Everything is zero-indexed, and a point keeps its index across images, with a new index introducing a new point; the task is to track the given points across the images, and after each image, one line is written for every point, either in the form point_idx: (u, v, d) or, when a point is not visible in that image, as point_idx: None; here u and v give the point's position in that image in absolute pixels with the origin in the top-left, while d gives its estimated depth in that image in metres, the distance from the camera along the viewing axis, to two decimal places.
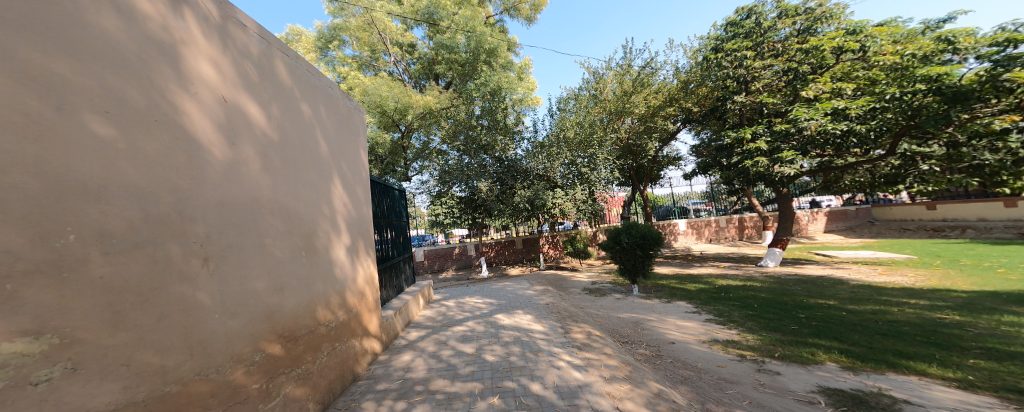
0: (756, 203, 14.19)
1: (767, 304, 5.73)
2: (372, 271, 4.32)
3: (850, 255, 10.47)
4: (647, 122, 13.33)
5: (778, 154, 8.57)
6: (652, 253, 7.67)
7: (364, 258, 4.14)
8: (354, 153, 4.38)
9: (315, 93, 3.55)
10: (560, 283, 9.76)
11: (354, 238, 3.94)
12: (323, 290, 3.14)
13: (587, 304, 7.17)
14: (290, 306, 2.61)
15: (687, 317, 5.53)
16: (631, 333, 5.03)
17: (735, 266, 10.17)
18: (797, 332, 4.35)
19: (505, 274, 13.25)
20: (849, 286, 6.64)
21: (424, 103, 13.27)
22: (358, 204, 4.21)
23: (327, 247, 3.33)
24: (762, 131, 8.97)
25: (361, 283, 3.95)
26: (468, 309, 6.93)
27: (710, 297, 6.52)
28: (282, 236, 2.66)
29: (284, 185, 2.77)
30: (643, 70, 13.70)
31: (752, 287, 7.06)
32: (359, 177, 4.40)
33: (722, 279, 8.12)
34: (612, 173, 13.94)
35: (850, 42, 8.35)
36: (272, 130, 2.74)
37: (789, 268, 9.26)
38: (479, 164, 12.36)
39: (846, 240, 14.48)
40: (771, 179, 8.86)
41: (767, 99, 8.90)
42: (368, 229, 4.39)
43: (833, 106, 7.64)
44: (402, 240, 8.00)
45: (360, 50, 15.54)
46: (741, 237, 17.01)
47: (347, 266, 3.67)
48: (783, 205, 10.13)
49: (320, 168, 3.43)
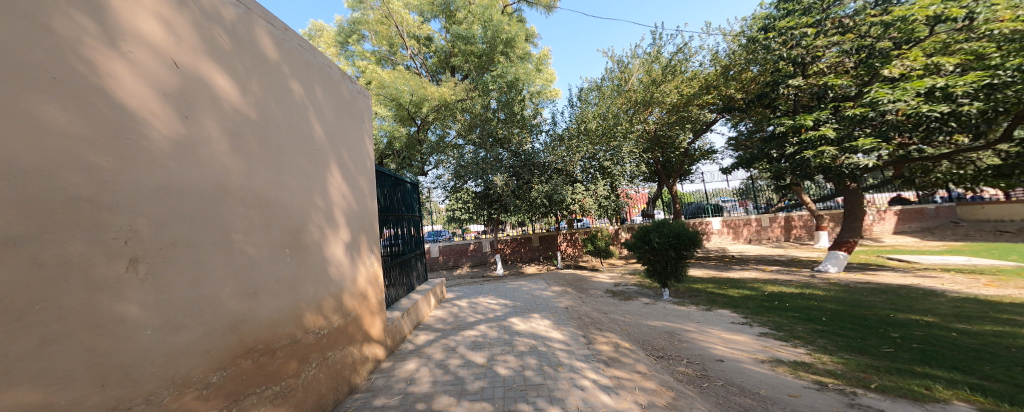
0: (808, 200, 13.05)
1: (839, 319, 4.98)
2: (376, 270, 3.87)
3: (933, 261, 9.35)
4: (679, 112, 12.45)
5: (851, 142, 7.84)
6: (685, 255, 6.93)
7: (368, 255, 3.72)
8: (358, 140, 3.94)
9: (308, 71, 3.06)
10: (580, 284, 9.16)
11: (354, 234, 3.46)
12: (316, 293, 2.73)
13: (611, 308, 6.55)
14: (267, 314, 2.19)
15: (735, 329, 4.87)
16: (666, 346, 4.43)
17: (784, 271, 9.19)
18: (894, 357, 3.68)
19: (521, 272, 12.76)
20: (945, 299, 5.76)
21: (440, 94, 12.86)
22: (362, 195, 3.78)
23: (322, 243, 2.90)
24: (826, 118, 8.27)
25: (364, 283, 3.53)
26: (481, 311, 6.45)
27: (760, 307, 5.75)
28: (259, 231, 2.22)
29: (262, 171, 2.32)
30: (674, 57, 12.84)
31: (813, 296, 6.23)
32: (363, 167, 3.96)
33: (768, 285, 7.29)
34: (638, 168, 13.11)
35: (952, 8, 7.24)
36: (249, 107, 2.29)
37: (858, 275, 8.25)
38: (496, 158, 11.86)
39: (921, 243, 13.11)
40: (838, 172, 8.11)
41: (834, 81, 8.28)
42: (372, 225, 3.96)
43: (927, 85, 6.83)
44: (415, 235, 7.60)
45: (378, 44, 15.35)
46: (786, 238, 15.70)
47: (347, 265, 3.25)
48: (852, 203, 9.21)
49: (315, 155, 2.99)
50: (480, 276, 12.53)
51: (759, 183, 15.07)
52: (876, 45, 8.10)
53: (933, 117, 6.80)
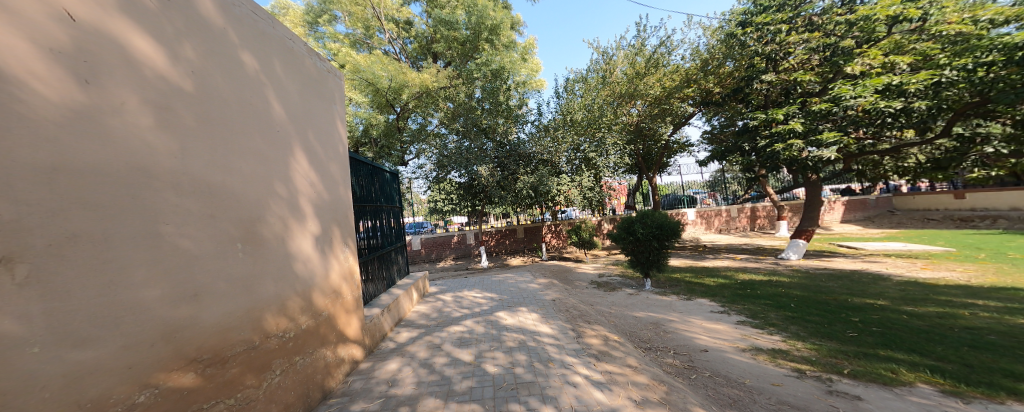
0: (772, 192, 13.59)
1: (804, 304, 5.05)
2: (351, 265, 3.62)
3: (876, 247, 9.80)
4: (660, 104, 12.49)
5: (817, 136, 7.93)
6: (668, 245, 6.99)
7: (341, 249, 3.47)
8: (327, 124, 3.63)
9: (263, 42, 2.73)
10: (564, 276, 9.14)
11: (324, 226, 3.19)
12: (277, 291, 2.47)
13: (597, 300, 6.52)
14: (215, 318, 1.93)
15: (714, 318, 4.83)
16: (652, 337, 4.40)
17: (753, 259, 9.46)
18: (859, 341, 3.72)
19: (505, 264, 12.65)
20: (893, 283, 5.98)
21: (421, 81, 12.24)
22: (332, 184, 3.50)
23: (284, 236, 2.63)
24: (794, 112, 8.30)
25: (336, 279, 3.29)
26: (466, 305, 6.28)
27: (735, 294, 5.83)
28: (201, 223, 1.93)
29: (202, 153, 2.02)
30: (658, 49, 12.86)
31: (779, 283, 6.36)
32: (334, 153, 3.66)
33: (743, 274, 7.46)
34: (622, 160, 13.14)
35: (910, 9, 7.40)
36: (182, 78, 1.97)
37: (816, 261, 8.62)
38: (480, 148, 11.56)
39: (864, 231, 13.86)
40: (802, 164, 8.27)
41: (803, 77, 8.30)
42: (345, 216, 3.69)
43: (886, 82, 6.95)
44: (394, 227, 7.28)
45: (354, 27, 14.56)
46: (751, 227, 16.31)
47: (316, 260, 2.99)
48: (812, 194, 9.47)
49: (273, 138, 2.69)
50: (464, 268, 12.36)
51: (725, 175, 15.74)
52: (839, 44, 8.25)
53: (888, 113, 6.93)
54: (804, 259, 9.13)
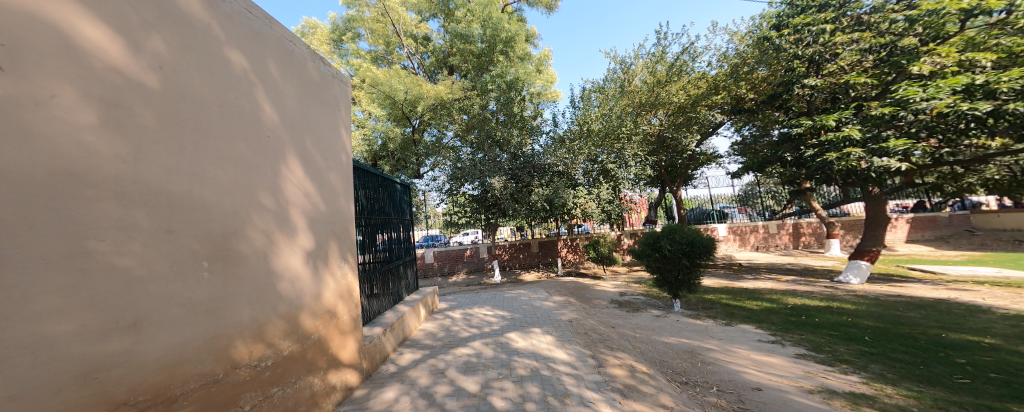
0: (816, 206, 12.72)
1: (882, 337, 4.31)
2: (351, 281, 3.24)
3: (962, 273, 8.72)
4: (687, 113, 12.05)
5: (880, 144, 7.25)
6: (699, 264, 6.36)
7: (341, 265, 3.09)
8: (330, 131, 3.29)
9: (257, 41, 2.41)
10: (582, 293, 8.57)
11: (321, 240, 2.82)
12: (254, 316, 2.08)
13: (620, 321, 5.96)
14: (160, 352, 1.56)
15: (766, 349, 4.18)
16: (688, 369, 3.84)
17: (803, 281, 8.54)
18: (976, 391, 2.98)
19: (519, 280, 12.14)
20: (995, 316, 5.12)
21: (435, 92, 12.27)
22: (334, 195, 3.14)
23: (270, 254, 2.25)
24: (847, 117, 7.80)
25: (331, 299, 2.89)
26: (475, 324, 5.85)
27: (786, 322, 5.13)
28: (153, 240, 1.57)
29: (166, 156, 1.68)
30: (679, 58, 12.47)
31: (844, 310, 5.60)
32: (337, 163, 3.31)
33: (789, 297, 6.69)
34: (644, 171, 12.57)
35: (990, 0, 6.78)
36: (143, 72, 1.64)
37: (885, 287, 7.63)
38: (494, 160, 11.28)
39: (937, 252, 12.53)
40: (863, 176, 7.50)
41: (856, 78, 7.86)
42: (348, 230, 3.32)
43: (965, 81, 6.29)
44: (405, 240, 6.99)
45: (374, 43, 14.85)
46: (795, 245, 15.18)
47: (308, 279, 2.60)
48: (870, 208, 8.71)
49: (266, 145, 2.35)
50: (477, 284, 11.90)
51: (756, 188, 14.84)
52: (899, 42, 7.63)
53: (970, 117, 6.15)
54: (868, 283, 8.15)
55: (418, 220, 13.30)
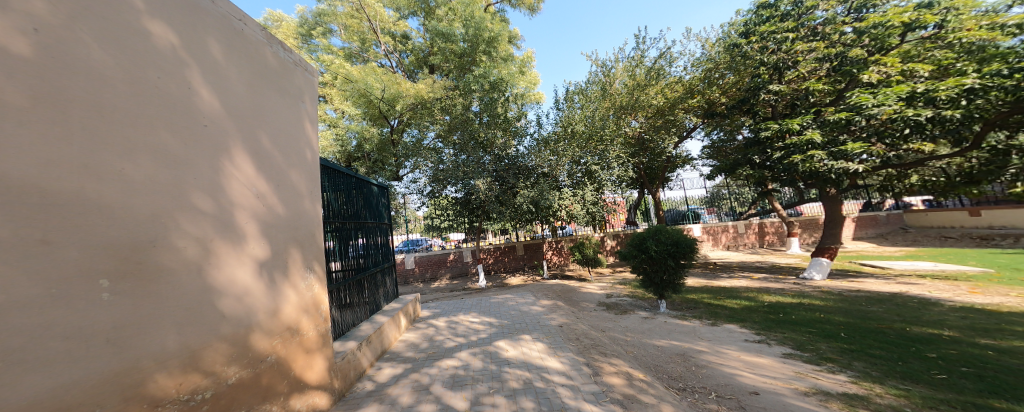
0: (779, 207, 13.16)
1: (856, 333, 4.32)
2: (315, 292, 2.90)
3: (905, 267, 9.17)
4: (666, 115, 12.15)
5: (837, 146, 7.48)
6: (684, 264, 6.29)
7: (303, 274, 2.77)
8: (290, 124, 2.96)
9: (192, 15, 2.06)
10: (569, 296, 8.37)
11: (275, 247, 2.48)
12: (192, 339, 1.74)
13: (609, 325, 5.78)
14: (35, 398, 1.20)
15: (754, 349, 4.09)
16: (684, 374, 3.68)
17: (774, 278, 8.70)
18: (955, 387, 2.94)
19: (504, 284, 11.84)
20: (953, 308, 5.30)
21: (416, 91, 11.89)
22: (295, 197, 2.82)
23: (214, 264, 1.91)
24: (808, 122, 7.96)
25: (291, 314, 2.56)
26: (461, 333, 5.51)
27: (766, 320, 5.09)
28: (22, 256, 1.20)
29: (47, 143, 1.33)
30: (658, 61, 12.64)
31: (814, 306, 5.63)
32: (299, 160, 2.98)
33: (764, 295, 6.72)
34: (627, 173, 12.56)
35: (926, 15, 7.11)
36: (9, 35, 1.28)
37: (843, 282, 7.84)
38: (478, 161, 11.02)
39: (880, 248, 13.29)
40: (824, 177, 7.62)
41: (814, 85, 7.98)
42: (312, 235, 2.99)
43: (909, 89, 6.46)
44: (383, 245, 6.56)
45: (349, 41, 14.31)
46: (760, 244, 15.64)
47: (262, 292, 2.27)
48: (826, 208, 8.89)
49: (204, 137, 2.00)
50: (460, 289, 11.50)
51: (721, 189, 15.20)
52: (847, 53, 7.82)
53: (914, 122, 6.33)
54: (830, 279, 8.36)
55: (397, 223, 12.78)
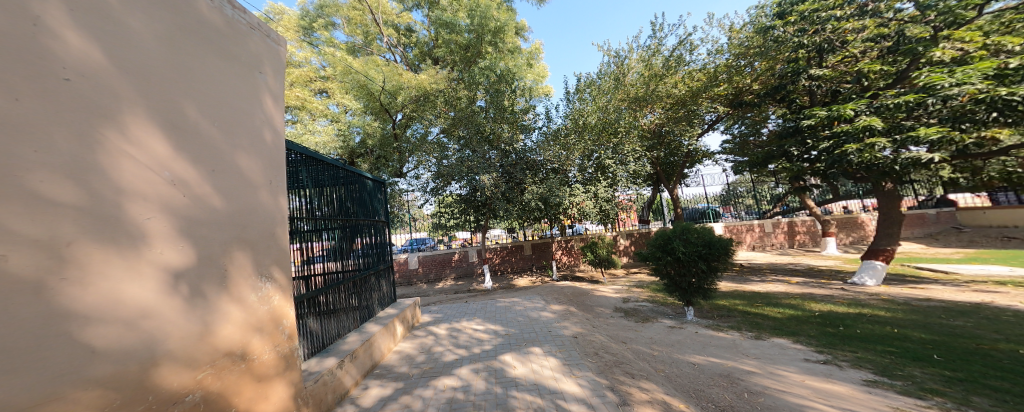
0: (813, 205, 12.42)
1: (953, 356, 3.54)
2: (275, 304, 2.24)
3: (976, 273, 8.12)
4: (688, 105, 11.31)
5: (905, 133, 6.47)
6: (716, 267, 5.55)
7: (257, 285, 2.09)
8: (240, 98, 2.19)
9: None
10: (581, 300, 7.71)
11: (213, 250, 1.78)
12: (14, 396, 1.08)
13: (630, 335, 5.12)
14: None
15: (822, 372, 3.38)
16: (734, 402, 3.00)
17: (816, 283, 7.84)
18: None
19: (511, 285, 11.21)
20: None
21: (417, 82, 11.41)
22: (246, 190, 2.09)
23: (76, 280, 1.22)
24: (864, 107, 7.02)
25: (236, 337, 1.90)
26: (462, 343, 4.90)
27: (825, 334, 4.35)
28: None
29: None
30: (676, 50, 11.92)
31: (880, 318, 4.84)
32: (254, 143, 2.25)
33: (810, 302, 5.95)
34: (644, 167, 11.73)
35: None
36: None
37: (905, 288, 6.99)
38: (484, 156, 10.28)
39: (936, 251, 12.20)
40: (883, 170, 6.80)
41: (868, 67, 7.29)
42: (272, 237, 2.29)
43: (997, 66, 5.64)
44: (379, 245, 5.96)
45: (353, 34, 13.87)
46: (790, 245, 14.63)
47: (185, 313, 1.58)
48: (879, 205, 8.05)
49: (69, 93, 1.28)
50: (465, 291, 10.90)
51: (739, 187, 14.32)
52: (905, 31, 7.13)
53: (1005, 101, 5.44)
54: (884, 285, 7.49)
55: (402, 221, 12.22)
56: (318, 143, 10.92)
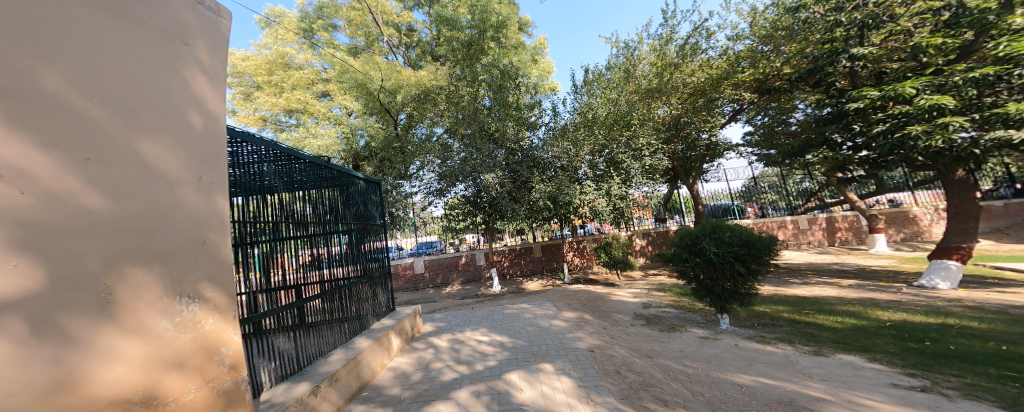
0: (854, 197, 11.57)
1: None
2: (207, 329, 1.69)
3: None
4: (707, 95, 10.55)
5: (987, 111, 5.67)
6: (756, 270, 4.85)
7: (172, 308, 1.54)
8: (149, 70, 1.61)
9: None
10: (597, 306, 7.08)
11: (81, 268, 1.25)
12: None
13: (656, 347, 4.48)
14: None
15: (922, 403, 2.68)
16: None
17: (870, 286, 6.99)
18: None
19: (521, 290, 10.64)
20: None
21: (417, 79, 11.12)
22: (155, 188, 1.53)
23: None
24: (925, 85, 6.23)
25: (131, 379, 1.36)
26: (465, 358, 4.33)
27: (909, 352, 3.62)
28: None
29: None
30: (690, 38, 11.22)
31: (977, 332, 4.03)
32: (174, 129, 1.68)
33: (873, 310, 5.16)
34: (662, 162, 11.00)
35: None
36: None
37: (991, 293, 6.15)
38: (488, 155, 9.75)
39: (1000, 249, 10.95)
40: (958, 155, 6.01)
41: (928, 40, 6.47)
42: (203, 247, 1.74)
43: None
44: (375, 250, 5.51)
45: (354, 36, 13.62)
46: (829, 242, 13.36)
47: (11, 362, 1.06)
48: (952, 195, 7.15)
49: None
50: (473, 296, 10.38)
51: (759, 182, 13.53)
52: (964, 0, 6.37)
53: None
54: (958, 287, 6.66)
55: (408, 223, 11.90)
56: (320, 146, 10.56)
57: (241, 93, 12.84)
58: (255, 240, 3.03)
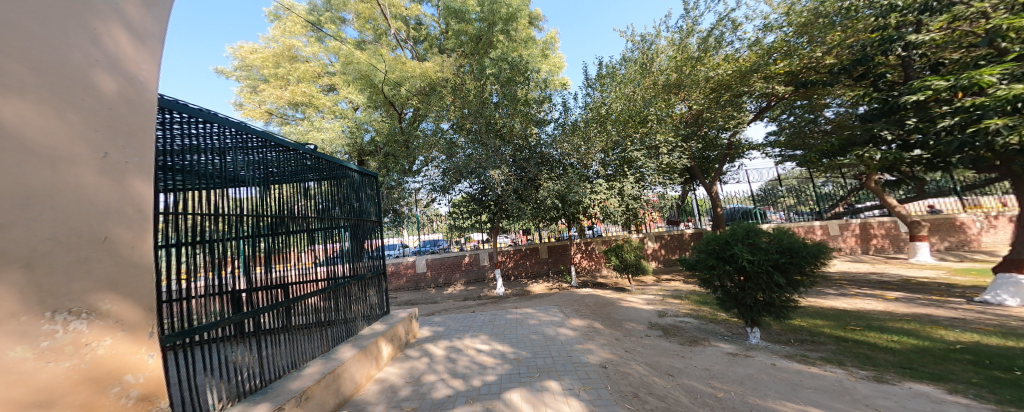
0: (893, 203, 10.72)
1: None
2: (99, 353, 1.25)
3: None
4: (731, 91, 9.90)
5: None
6: (798, 279, 4.29)
7: (38, 328, 1.09)
8: (25, 10, 1.17)
9: None
10: (608, 313, 6.55)
11: None
12: None
13: (677, 364, 3.95)
14: None
15: None
16: None
17: (916, 299, 6.27)
18: None
19: (526, 292, 10.15)
20: None
21: (422, 71, 10.73)
22: (15, 165, 1.07)
23: None
24: (1004, 73, 5.30)
25: None
26: (460, 371, 3.87)
27: (998, 383, 2.97)
28: None
29: None
30: (716, 30, 10.54)
31: None
32: (62, 88, 1.21)
33: (935, 328, 4.45)
34: (681, 161, 10.38)
35: None
36: None
37: None
38: (496, 151, 9.29)
39: None
40: None
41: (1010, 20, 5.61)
42: (102, 244, 1.26)
43: None
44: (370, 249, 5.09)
45: (363, 30, 13.37)
46: (865, 250, 12.24)
47: None
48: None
49: None
50: (475, 298, 9.93)
51: (775, 187, 12.98)
52: None
53: None
54: None
55: (412, 222, 11.43)
56: (323, 139, 10.25)
57: (248, 87, 12.87)
58: (222, 239, 2.59)
